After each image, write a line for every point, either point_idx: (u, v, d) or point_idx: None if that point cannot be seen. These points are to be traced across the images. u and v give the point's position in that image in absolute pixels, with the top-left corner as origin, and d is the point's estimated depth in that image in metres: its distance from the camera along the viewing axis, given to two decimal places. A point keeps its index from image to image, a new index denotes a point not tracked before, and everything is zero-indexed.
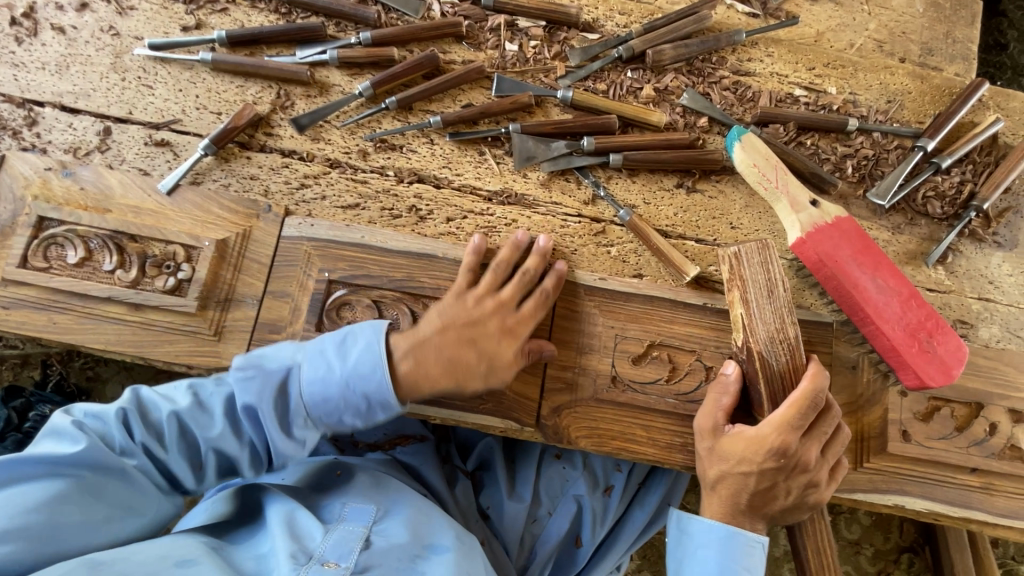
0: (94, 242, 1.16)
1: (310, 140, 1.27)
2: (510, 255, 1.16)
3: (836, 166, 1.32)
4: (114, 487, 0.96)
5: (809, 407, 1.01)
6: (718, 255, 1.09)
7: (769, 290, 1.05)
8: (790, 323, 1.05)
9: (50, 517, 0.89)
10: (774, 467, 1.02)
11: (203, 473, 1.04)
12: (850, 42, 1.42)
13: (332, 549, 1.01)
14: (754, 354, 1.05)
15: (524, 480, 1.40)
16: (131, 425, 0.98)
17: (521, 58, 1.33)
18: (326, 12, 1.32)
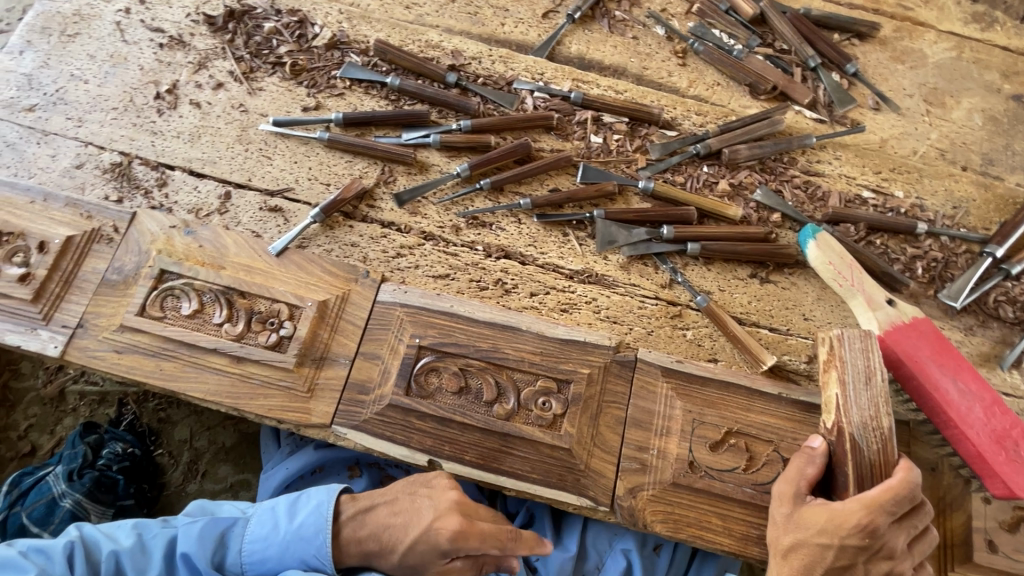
0: (207, 296, 1.25)
1: (408, 214, 1.37)
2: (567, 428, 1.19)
3: (906, 266, 1.37)
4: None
5: (903, 495, 1.01)
6: (821, 336, 1.15)
7: (867, 377, 1.09)
8: (886, 414, 1.07)
9: None
10: (857, 546, 1.01)
11: None
12: (914, 149, 1.51)
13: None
14: (845, 436, 1.08)
15: (571, 531, 1.39)
16: (74, 560, 1.04)
17: (605, 150, 1.44)
18: (431, 100, 1.46)
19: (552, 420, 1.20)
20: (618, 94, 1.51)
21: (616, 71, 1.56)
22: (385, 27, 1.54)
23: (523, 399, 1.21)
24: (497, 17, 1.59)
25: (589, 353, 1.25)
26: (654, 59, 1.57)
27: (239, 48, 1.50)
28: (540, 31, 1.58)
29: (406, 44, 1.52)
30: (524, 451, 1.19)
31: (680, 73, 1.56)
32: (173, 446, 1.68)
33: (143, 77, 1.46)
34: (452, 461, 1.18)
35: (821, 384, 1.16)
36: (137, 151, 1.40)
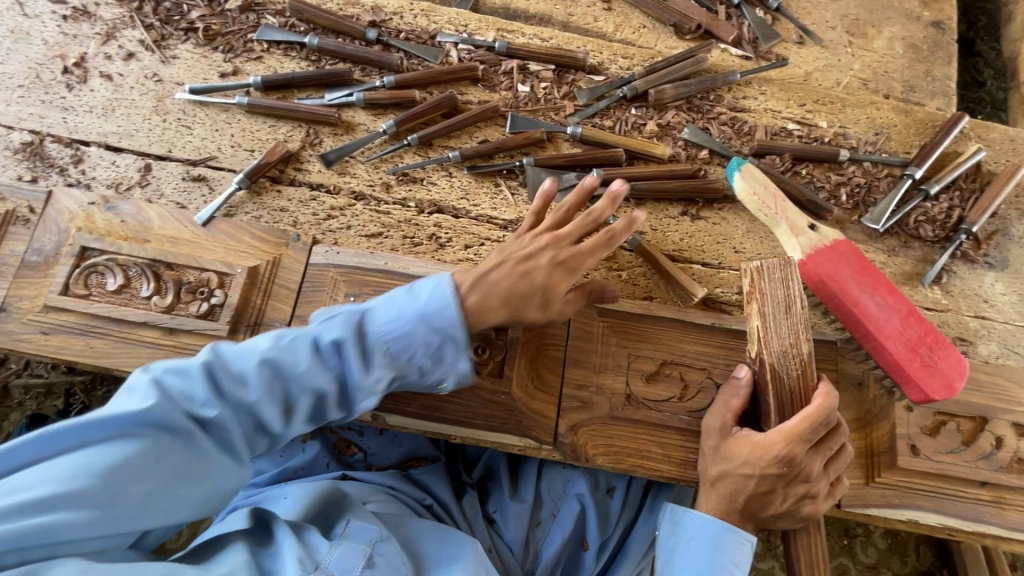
0: (133, 270, 1.23)
1: (337, 174, 1.36)
2: (603, 207, 1.16)
3: (831, 194, 1.40)
4: (182, 455, 0.95)
5: (819, 423, 1.05)
6: (742, 269, 1.14)
7: (787, 307, 1.10)
8: (805, 340, 1.10)
9: (107, 482, 0.89)
10: (775, 474, 1.06)
11: (294, 414, 1.04)
12: (837, 81, 1.53)
13: (408, 354, 1.06)
14: (766, 366, 1.10)
15: (525, 482, 1.42)
16: (217, 378, 0.99)
17: (533, 98, 1.43)
18: (353, 59, 1.43)
19: (492, 365, 1.22)
20: (543, 41, 1.49)
21: (541, 19, 1.55)
22: None
23: None
24: None
25: None
26: (579, 5, 1.56)
27: (149, 16, 1.44)
28: None
29: (324, 2, 1.48)
30: (465, 399, 1.21)
31: (606, 18, 1.56)
32: None
33: (48, 52, 1.40)
34: (394, 413, 1.20)
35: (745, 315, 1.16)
36: (49, 129, 1.35)
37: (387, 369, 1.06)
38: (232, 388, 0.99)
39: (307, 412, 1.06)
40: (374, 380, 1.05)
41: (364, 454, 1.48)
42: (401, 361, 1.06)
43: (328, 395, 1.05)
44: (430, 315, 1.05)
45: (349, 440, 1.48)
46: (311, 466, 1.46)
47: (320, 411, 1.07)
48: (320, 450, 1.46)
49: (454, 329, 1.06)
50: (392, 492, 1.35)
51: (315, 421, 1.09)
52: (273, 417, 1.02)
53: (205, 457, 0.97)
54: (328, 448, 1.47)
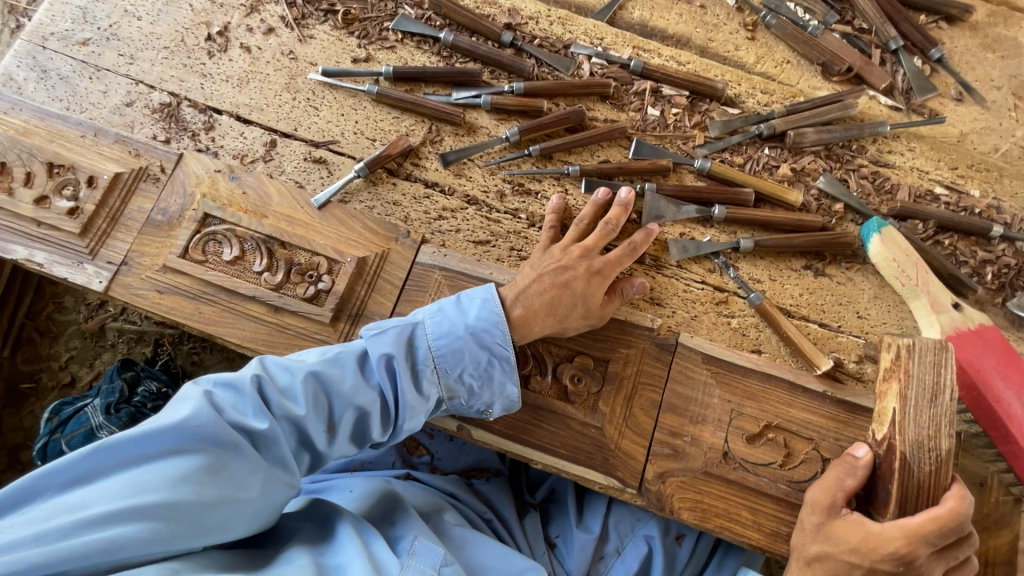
0: (249, 243, 1.24)
1: (453, 175, 1.34)
2: (619, 215, 1.21)
3: (974, 270, 1.28)
4: (238, 467, 0.94)
5: (949, 526, 0.96)
6: (887, 342, 1.06)
7: (933, 394, 1.01)
8: (947, 434, 1.00)
9: (168, 495, 0.87)
10: (887, 572, 0.98)
11: (336, 432, 1.05)
12: (996, 147, 1.40)
13: (455, 368, 1.08)
14: (896, 453, 1.01)
15: (592, 513, 1.37)
16: (266, 391, 0.99)
17: (661, 124, 1.37)
18: (484, 60, 1.41)
19: (586, 397, 1.18)
20: (680, 65, 1.43)
21: (679, 41, 1.48)
22: None
23: (558, 372, 1.19)
24: None
25: (628, 333, 1.22)
26: (721, 31, 1.49)
27: None
28: None
29: None
30: (553, 426, 1.17)
31: (748, 48, 1.47)
32: None
33: (195, 17, 1.44)
34: (480, 428, 1.18)
35: (878, 393, 1.09)
36: (187, 93, 1.39)
37: (432, 386, 1.09)
38: (283, 397, 1.00)
39: (354, 423, 1.06)
40: (420, 393, 1.08)
41: (429, 457, 1.47)
42: (450, 375, 1.08)
43: (373, 409, 1.06)
44: (480, 330, 1.08)
45: (417, 440, 1.48)
46: (377, 461, 1.48)
47: (366, 425, 1.08)
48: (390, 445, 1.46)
49: (501, 342, 1.09)
50: (454, 501, 1.34)
51: (358, 436, 1.09)
52: (319, 429, 1.03)
53: (260, 468, 0.96)
54: (396, 447, 1.48)
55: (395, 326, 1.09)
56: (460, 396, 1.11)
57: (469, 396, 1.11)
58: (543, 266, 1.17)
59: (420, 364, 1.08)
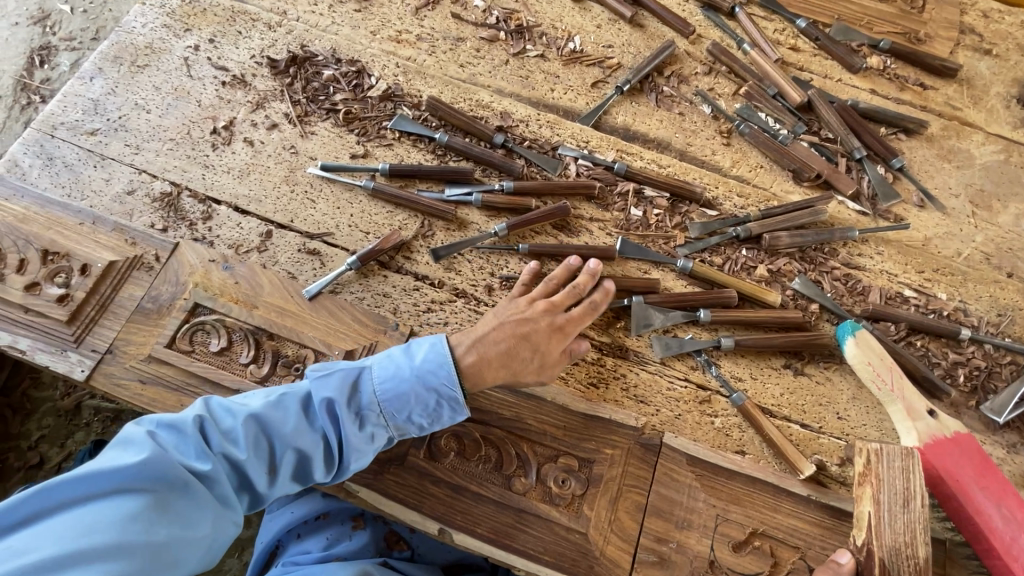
0: (237, 334, 1.26)
1: (443, 269, 1.38)
2: (587, 282, 1.27)
3: (946, 372, 1.32)
4: (181, 508, 0.98)
5: None
6: (857, 446, 1.07)
7: (905, 500, 1.02)
8: (922, 543, 1.00)
9: (115, 534, 0.91)
10: None
11: (279, 475, 1.07)
12: (958, 251, 1.48)
13: (402, 407, 1.11)
14: (876, 560, 1.00)
15: None
16: (207, 433, 1.03)
17: (644, 223, 1.44)
18: (476, 159, 1.49)
19: (571, 499, 1.17)
20: (661, 168, 1.52)
21: (659, 145, 1.58)
22: (438, 84, 1.59)
23: (543, 473, 1.18)
24: (547, 82, 1.64)
25: (613, 433, 1.22)
26: (699, 136, 1.59)
27: (297, 93, 1.55)
28: (588, 100, 1.63)
29: (458, 102, 1.57)
30: (538, 530, 1.15)
31: (724, 152, 1.58)
32: None
33: (202, 112, 1.52)
34: (463, 532, 1.14)
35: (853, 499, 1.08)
36: (188, 183, 1.44)
37: (379, 425, 1.11)
38: (226, 438, 1.03)
39: (298, 463, 1.08)
40: (367, 433, 1.10)
41: (409, 552, 1.41)
42: (396, 417, 1.12)
43: (315, 451, 1.08)
44: (433, 369, 1.12)
45: (398, 534, 1.43)
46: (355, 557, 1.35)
47: (308, 465, 1.09)
48: (367, 540, 1.39)
49: (448, 385, 1.12)
50: None
51: (301, 475, 1.10)
52: (260, 467, 1.05)
53: (205, 504, 1.00)
54: (375, 539, 1.40)
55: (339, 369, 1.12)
56: (407, 432, 1.14)
57: (414, 431, 1.14)
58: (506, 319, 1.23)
59: (365, 408, 1.10)
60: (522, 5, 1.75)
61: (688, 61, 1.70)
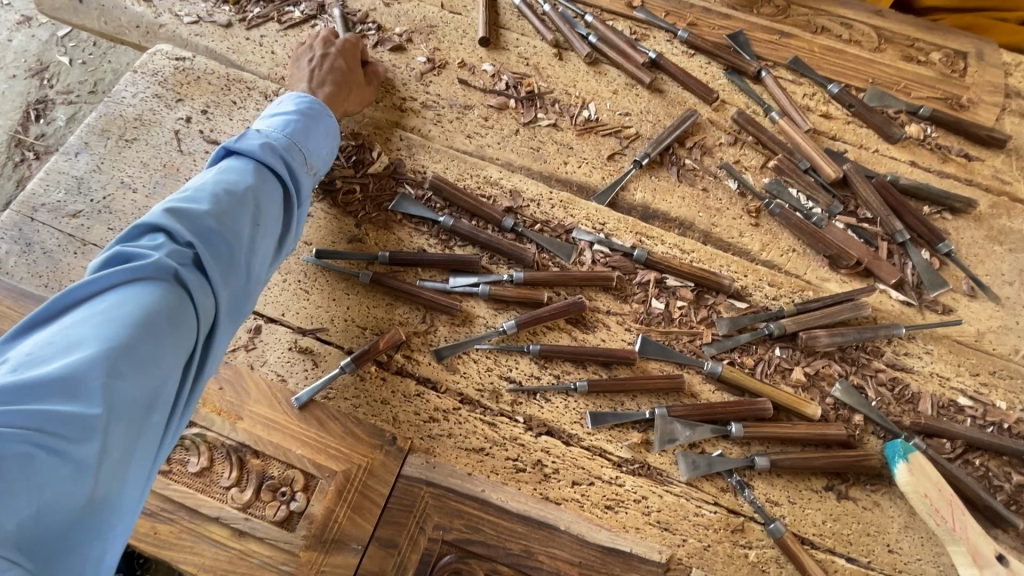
0: (219, 451, 1.14)
1: (446, 370, 1.26)
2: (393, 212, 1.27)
3: (1011, 497, 1.17)
4: (188, 284, 0.94)
5: None
6: None
7: None
8: None
9: (49, 399, 0.76)
10: None
11: (232, 215, 1.03)
12: (1016, 348, 1.34)
13: (307, 139, 1.23)
14: None
15: None
16: (146, 280, 0.91)
17: (666, 318, 1.32)
18: (483, 244, 1.37)
19: None
20: (684, 253, 1.40)
21: (682, 225, 1.46)
22: (444, 158, 1.49)
23: None
24: (560, 155, 1.53)
25: (635, 571, 1.09)
26: (724, 216, 1.47)
27: None
28: (604, 174, 1.51)
29: (464, 179, 1.46)
30: None
31: (753, 233, 1.45)
32: (162, 572, 1.55)
33: None
34: None
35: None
36: None
37: (279, 134, 1.19)
38: (191, 203, 1.01)
39: (244, 206, 1.05)
40: (278, 157, 1.15)
41: None
42: (312, 149, 1.24)
43: (241, 208, 1.05)
44: (300, 110, 1.26)
45: None
46: None
47: (262, 205, 1.09)
48: None
49: (319, 153, 1.25)
50: None
51: (261, 219, 1.08)
52: (253, 218, 1.06)
53: (174, 286, 0.93)
54: None
55: (212, 157, 1.15)
56: (305, 183, 1.21)
57: (306, 183, 1.21)
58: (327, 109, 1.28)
59: (268, 132, 1.18)
60: (534, 69, 1.65)
61: (712, 130, 1.58)
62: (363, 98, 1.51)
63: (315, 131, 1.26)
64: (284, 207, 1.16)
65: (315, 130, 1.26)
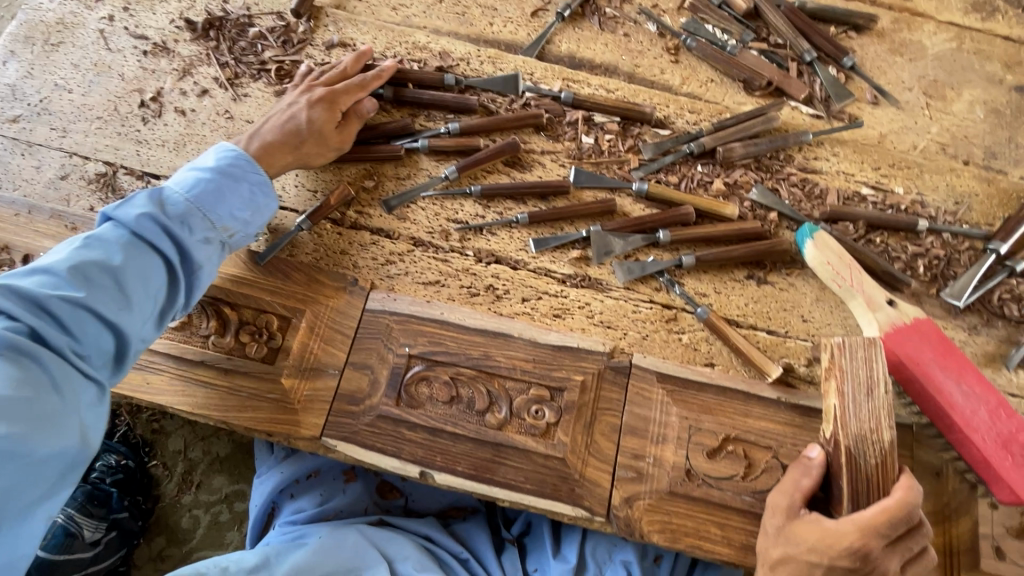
0: (193, 307, 1.23)
1: (397, 219, 1.35)
2: (352, 66, 1.40)
3: (907, 265, 1.33)
4: (30, 366, 0.92)
5: (898, 516, 0.96)
6: (821, 343, 1.08)
7: (869, 389, 1.03)
8: (888, 427, 1.02)
9: None
10: (847, 568, 0.97)
11: (90, 292, 1.00)
12: (914, 144, 1.47)
13: (216, 205, 1.14)
14: (843, 448, 1.02)
15: (568, 543, 1.38)
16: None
17: (596, 151, 1.42)
18: (418, 104, 1.44)
19: (545, 429, 1.17)
20: (609, 93, 1.49)
21: (607, 69, 1.54)
22: (372, 30, 1.52)
23: (516, 407, 1.18)
24: (485, 17, 1.58)
25: (582, 360, 1.22)
26: (646, 57, 1.55)
27: (224, 54, 1.48)
28: (529, 31, 1.57)
29: (394, 47, 1.51)
30: (517, 461, 1.16)
31: (673, 70, 1.54)
32: (167, 457, 1.67)
33: (127, 86, 1.44)
34: (444, 472, 1.15)
35: (823, 394, 1.10)
36: (123, 161, 1.38)
37: (176, 198, 1.11)
38: (45, 278, 0.99)
39: (106, 283, 1.01)
40: (158, 220, 1.08)
41: (404, 499, 1.47)
42: (214, 212, 1.13)
43: (94, 283, 1.01)
44: (223, 170, 1.17)
45: (390, 483, 1.47)
46: (351, 509, 1.42)
47: (131, 280, 1.03)
48: (362, 491, 1.43)
49: (225, 212, 1.15)
50: (431, 546, 1.37)
51: (128, 292, 1.03)
52: (110, 290, 1.02)
53: (17, 363, 0.92)
54: (369, 491, 1.44)
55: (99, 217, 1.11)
56: (207, 255, 1.12)
57: (203, 251, 1.12)
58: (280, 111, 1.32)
59: (163, 196, 1.11)
60: None
61: None
62: (342, 146, 1.35)
63: (230, 195, 1.16)
64: (170, 276, 1.09)
65: (230, 194, 1.16)
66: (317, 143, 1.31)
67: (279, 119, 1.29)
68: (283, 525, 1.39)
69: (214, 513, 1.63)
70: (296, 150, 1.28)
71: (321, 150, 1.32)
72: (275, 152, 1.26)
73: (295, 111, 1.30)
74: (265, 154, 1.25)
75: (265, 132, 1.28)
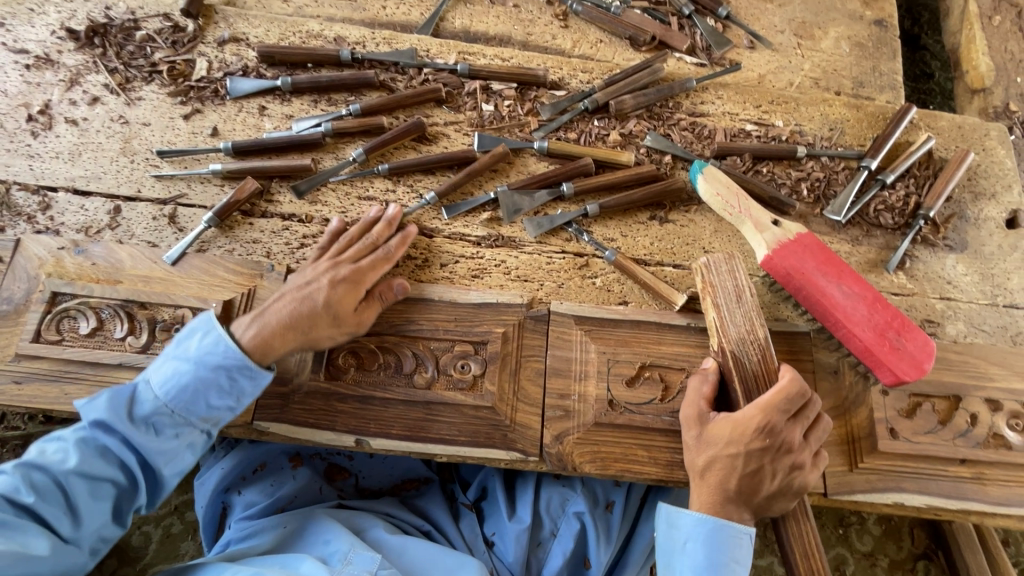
0: (105, 312, 1.22)
1: (308, 203, 1.37)
2: (383, 232, 1.26)
3: (792, 189, 1.44)
4: None
5: (795, 394, 1.08)
6: (694, 267, 1.22)
7: (737, 296, 1.17)
8: (759, 325, 1.15)
9: None
10: (761, 448, 1.06)
11: (49, 500, 1.00)
12: (790, 82, 1.59)
13: (190, 403, 1.08)
14: (727, 353, 1.14)
15: (522, 503, 1.42)
16: None
17: (497, 116, 1.47)
18: (319, 90, 1.46)
19: (472, 381, 1.22)
20: (504, 61, 1.53)
21: (501, 40, 1.59)
22: (264, 22, 1.53)
23: (442, 365, 1.23)
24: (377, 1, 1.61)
25: (502, 314, 1.27)
26: (537, 24, 1.61)
27: (112, 61, 1.46)
28: (422, 10, 1.61)
29: (287, 37, 1.52)
30: (449, 416, 1.20)
31: (564, 35, 1.61)
32: None
33: (11, 101, 1.40)
34: (380, 437, 1.18)
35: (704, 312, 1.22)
36: (15, 177, 1.34)
37: (148, 397, 1.07)
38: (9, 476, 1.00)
39: (62, 487, 1.01)
40: (130, 419, 1.05)
41: (354, 478, 1.49)
42: (190, 411, 1.09)
43: (54, 488, 1.01)
44: (203, 361, 1.08)
45: (339, 466, 1.49)
46: (304, 495, 1.41)
47: (90, 485, 1.03)
48: (311, 476, 1.43)
49: (199, 411, 1.09)
50: (391, 519, 1.38)
51: (83, 498, 1.02)
52: (66, 492, 1.02)
53: None
54: (320, 475, 1.45)
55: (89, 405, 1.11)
56: (173, 454, 1.08)
57: (170, 449, 1.08)
58: (290, 284, 1.18)
59: (140, 394, 1.08)
60: None
61: None
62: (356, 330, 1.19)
63: (206, 392, 1.08)
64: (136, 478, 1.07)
65: (207, 390, 1.08)
66: (329, 324, 1.15)
67: (294, 296, 1.15)
68: (238, 522, 1.36)
69: (166, 526, 1.61)
70: (303, 333, 1.13)
71: (330, 333, 1.15)
72: (275, 336, 1.11)
73: (308, 292, 1.15)
74: (265, 340, 1.11)
75: (272, 313, 1.13)
